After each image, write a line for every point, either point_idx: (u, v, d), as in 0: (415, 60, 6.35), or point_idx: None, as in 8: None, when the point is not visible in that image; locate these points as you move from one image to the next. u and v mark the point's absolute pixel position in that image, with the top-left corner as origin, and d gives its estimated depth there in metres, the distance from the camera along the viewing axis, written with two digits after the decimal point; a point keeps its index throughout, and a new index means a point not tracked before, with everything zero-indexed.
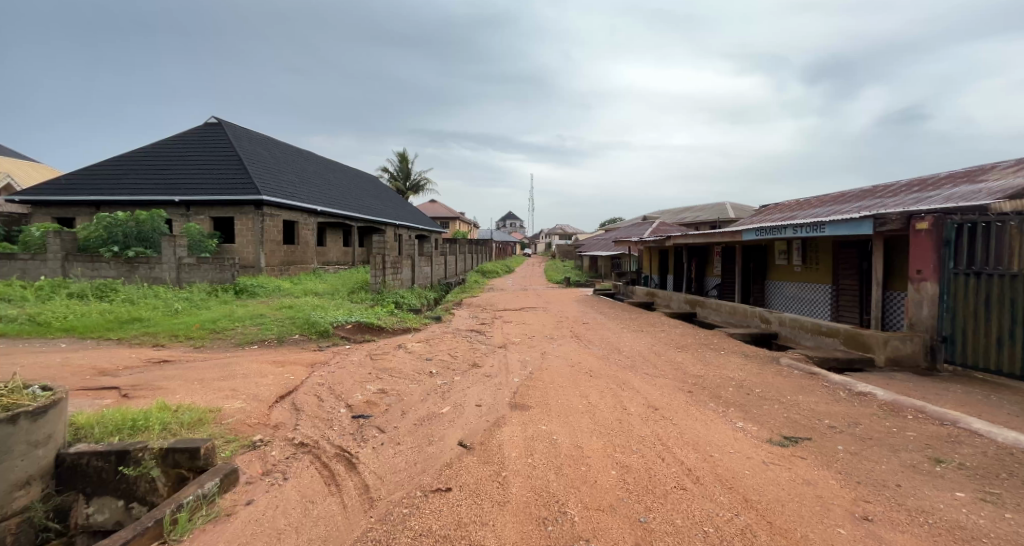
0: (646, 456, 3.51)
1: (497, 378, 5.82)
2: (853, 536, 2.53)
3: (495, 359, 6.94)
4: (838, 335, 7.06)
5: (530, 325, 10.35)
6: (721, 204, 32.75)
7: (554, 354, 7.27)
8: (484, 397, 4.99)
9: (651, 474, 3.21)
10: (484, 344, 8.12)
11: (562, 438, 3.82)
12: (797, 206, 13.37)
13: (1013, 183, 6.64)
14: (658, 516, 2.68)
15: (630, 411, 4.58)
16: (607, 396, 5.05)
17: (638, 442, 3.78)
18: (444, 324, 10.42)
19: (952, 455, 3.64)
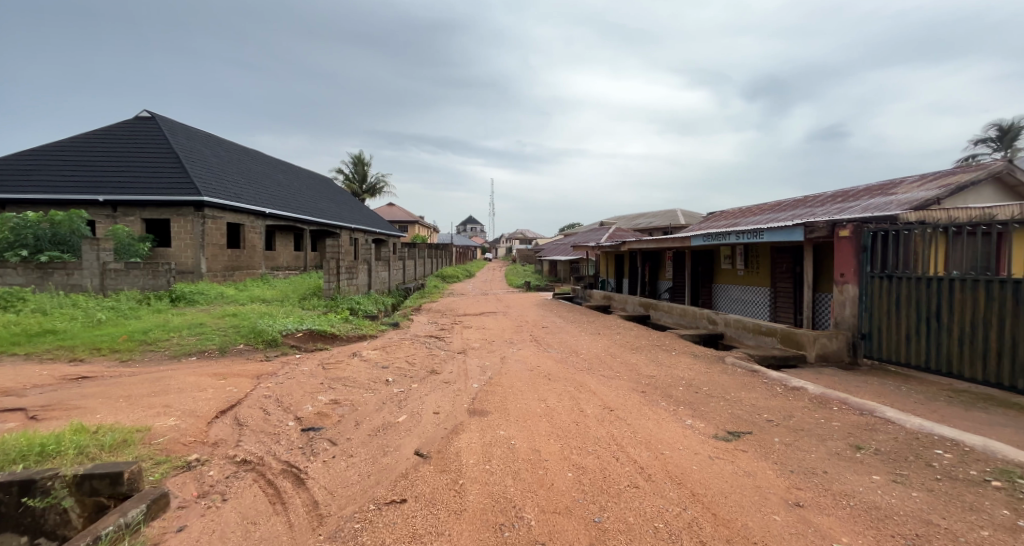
0: (601, 457, 3.59)
1: (456, 384, 5.78)
2: (786, 522, 2.71)
3: (454, 365, 6.88)
4: (776, 334, 7.54)
5: (489, 330, 10.33)
6: (673, 211, 34.15)
7: (514, 358, 7.31)
8: (442, 404, 4.95)
9: (605, 475, 3.30)
10: (443, 350, 8.03)
11: (519, 442, 3.85)
12: (740, 213, 14.21)
13: (920, 195, 7.37)
14: (612, 515, 2.76)
15: (586, 413, 4.69)
16: (565, 399, 5.13)
17: (593, 443, 3.88)
18: (402, 330, 10.21)
19: (871, 441, 3.98)
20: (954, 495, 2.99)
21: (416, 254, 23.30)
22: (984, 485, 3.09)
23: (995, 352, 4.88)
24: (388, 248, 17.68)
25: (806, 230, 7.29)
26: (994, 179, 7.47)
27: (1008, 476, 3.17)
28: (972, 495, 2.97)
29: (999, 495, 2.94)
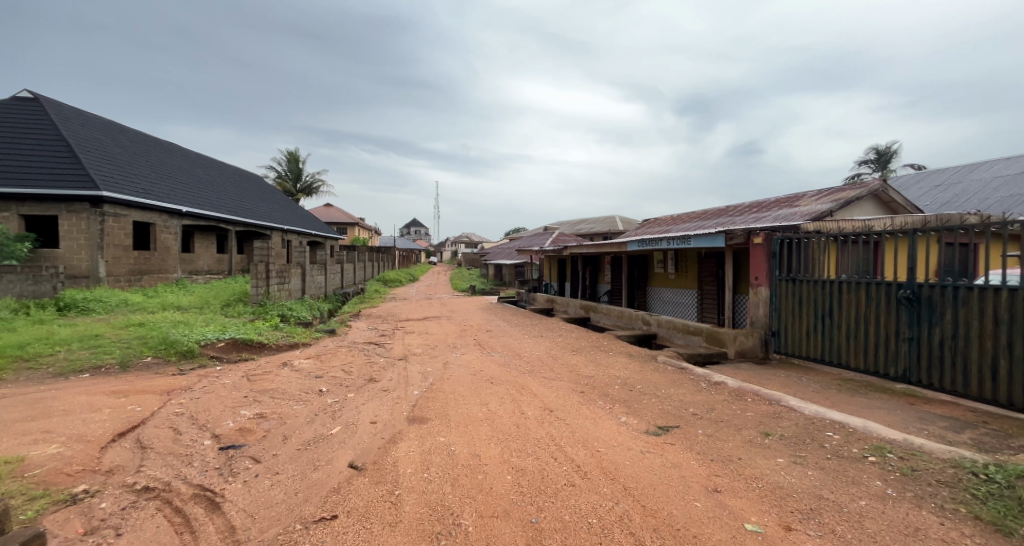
0: (540, 458, 3.64)
1: (395, 392, 5.62)
2: (706, 507, 2.90)
3: (395, 372, 6.68)
4: (701, 333, 8.07)
5: (432, 335, 10.15)
6: (612, 218, 35.49)
7: (456, 363, 7.23)
8: (379, 413, 4.79)
9: (543, 475, 3.34)
10: (383, 357, 7.77)
11: (458, 448, 3.80)
12: (671, 221, 15.06)
13: (819, 207, 8.20)
14: (548, 514, 2.80)
15: (527, 414, 4.74)
16: (506, 402, 5.15)
17: (532, 444, 3.92)
18: (338, 337, 9.75)
19: (777, 428, 4.36)
20: (841, 471, 3.35)
21: (354, 258, 22.40)
22: (863, 461, 3.49)
23: (873, 345, 5.52)
24: (324, 251, 16.89)
25: (726, 237, 7.86)
26: (876, 194, 8.49)
27: (881, 451, 3.61)
28: (856, 470, 3.35)
29: (876, 469, 3.33)
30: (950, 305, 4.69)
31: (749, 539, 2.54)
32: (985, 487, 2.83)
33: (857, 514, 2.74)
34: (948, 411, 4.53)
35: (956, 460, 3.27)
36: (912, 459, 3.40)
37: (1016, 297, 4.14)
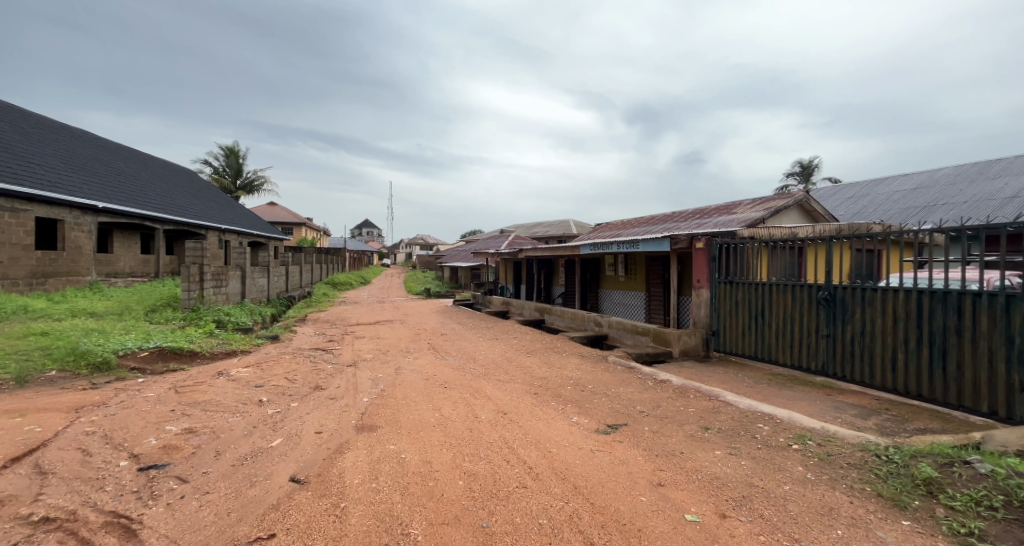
0: (492, 461, 3.67)
1: (343, 400, 5.48)
2: (651, 501, 3.04)
3: (343, 379, 6.49)
4: (649, 333, 8.40)
5: (384, 340, 9.94)
6: (566, 222, 36.18)
7: (409, 368, 7.13)
8: (325, 422, 4.66)
9: (495, 478, 3.37)
10: (330, 364, 7.52)
11: (409, 455, 3.76)
12: (622, 226, 15.59)
13: (753, 214, 8.82)
14: (499, 518, 2.82)
15: (480, 418, 4.76)
16: (460, 406, 5.16)
17: (485, 448, 3.95)
18: (282, 343, 9.33)
19: (715, 422, 4.65)
20: (769, 459, 3.63)
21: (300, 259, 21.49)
22: (788, 448, 3.81)
23: (798, 342, 6.02)
24: (266, 252, 16.07)
25: (671, 241, 8.26)
26: (802, 204, 9.24)
27: (802, 439, 3.95)
28: (781, 458, 3.64)
29: (797, 455, 3.64)
30: (860, 304, 5.19)
31: (689, 529, 2.69)
32: (886, 466, 3.17)
33: (783, 499, 2.98)
34: (860, 399, 5.01)
35: (862, 444, 3.64)
36: (827, 444, 3.76)
37: (912, 297, 4.66)
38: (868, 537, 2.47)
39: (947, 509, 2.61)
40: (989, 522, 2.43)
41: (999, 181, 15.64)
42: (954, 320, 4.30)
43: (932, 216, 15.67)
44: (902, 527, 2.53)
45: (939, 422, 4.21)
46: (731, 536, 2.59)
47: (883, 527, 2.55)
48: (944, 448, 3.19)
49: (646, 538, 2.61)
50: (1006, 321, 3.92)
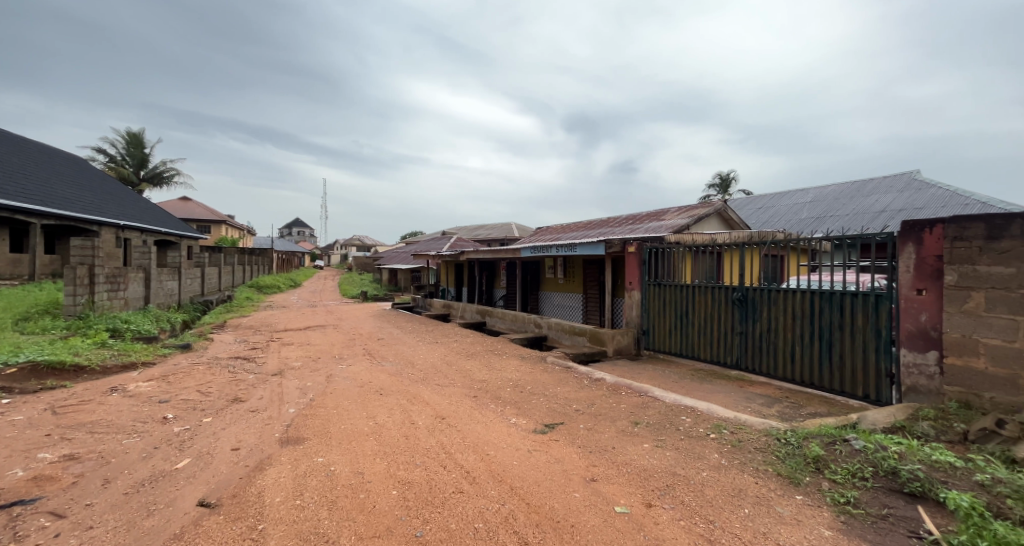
0: (427, 468, 3.65)
1: (266, 412, 5.17)
2: (584, 497, 3.17)
3: (267, 390, 6.13)
4: (585, 333, 8.72)
5: (315, 346, 9.47)
6: (507, 225, 36.48)
7: (342, 375, 6.89)
8: (245, 437, 4.38)
9: (430, 484, 3.36)
10: (252, 374, 7.06)
11: (339, 468, 3.64)
12: (561, 230, 16.05)
13: (679, 221, 9.47)
14: (434, 526, 2.80)
15: (417, 424, 4.73)
16: (396, 413, 5.08)
17: (421, 454, 3.93)
18: (194, 353, 8.58)
19: (644, 416, 4.95)
20: (690, 449, 3.93)
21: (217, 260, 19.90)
22: (706, 437, 4.15)
23: (716, 338, 6.54)
24: (176, 252, 14.71)
25: (606, 246, 8.65)
26: (721, 212, 10.08)
27: (718, 428, 4.32)
28: (700, 447, 3.95)
29: (714, 443, 3.98)
30: (767, 304, 5.75)
31: (618, 521, 2.83)
32: (784, 448, 3.56)
33: (701, 485, 3.24)
34: (767, 389, 5.53)
35: (767, 429, 4.05)
36: (738, 432, 4.14)
37: (807, 297, 5.25)
38: (769, 513, 2.75)
39: (831, 483, 2.98)
40: (862, 491, 2.81)
41: (876, 195, 17.92)
42: (839, 317, 4.90)
43: (824, 225, 17.61)
44: (796, 501, 2.85)
45: (826, 406, 4.77)
46: (656, 524, 2.76)
47: (782, 503, 2.85)
48: (828, 429, 3.64)
49: (579, 533, 2.71)
50: (877, 317, 4.55)
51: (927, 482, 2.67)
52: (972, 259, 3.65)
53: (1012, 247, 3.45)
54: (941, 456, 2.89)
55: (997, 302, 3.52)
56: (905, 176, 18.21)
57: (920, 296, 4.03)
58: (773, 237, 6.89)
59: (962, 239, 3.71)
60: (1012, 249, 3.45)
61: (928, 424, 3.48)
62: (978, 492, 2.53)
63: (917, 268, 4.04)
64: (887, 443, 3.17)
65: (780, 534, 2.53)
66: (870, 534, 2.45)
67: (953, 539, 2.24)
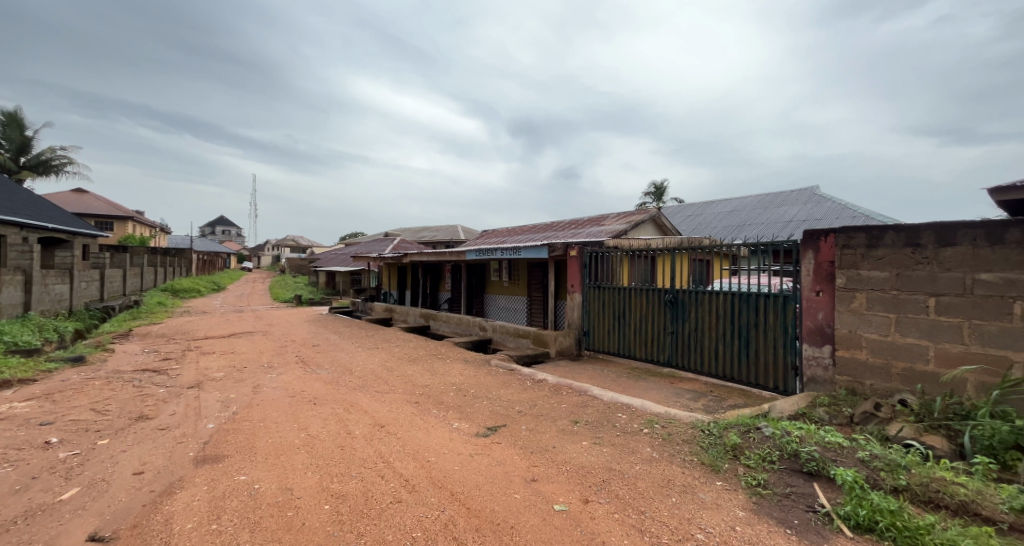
0: (364, 479, 3.56)
1: (178, 430, 4.79)
2: (524, 497, 3.24)
3: (180, 405, 5.67)
4: (529, 335, 8.86)
5: (240, 355, 8.88)
6: (452, 227, 36.15)
7: (272, 385, 6.53)
8: (151, 460, 4.02)
9: (367, 496, 3.28)
10: (163, 388, 6.50)
11: (264, 485, 3.44)
12: (507, 233, 16.21)
13: (618, 227, 9.92)
14: (370, 538, 2.75)
15: (354, 433, 4.60)
16: (331, 423, 4.91)
17: (358, 465, 3.82)
18: (89, 367, 7.75)
19: (583, 415, 5.13)
20: (625, 444, 4.13)
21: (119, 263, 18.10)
22: (639, 432, 4.39)
23: (650, 338, 6.90)
24: (66, 252, 13.26)
25: (549, 249, 8.85)
26: (656, 219, 10.66)
27: (650, 423, 4.58)
28: (634, 441, 4.17)
29: (646, 438, 4.21)
30: (694, 305, 6.16)
31: (556, 518, 2.92)
32: (707, 438, 3.85)
33: (634, 478, 3.42)
34: (694, 385, 5.92)
35: (693, 422, 4.36)
36: (669, 426, 4.42)
37: (728, 298, 5.70)
38: (693, 500, 2.97)
39: (745, 468, 3.27)
40: (769, 473, 3.11)
41: (787, 206, 19.72)
42: (754, 316, 5.37)
43: (743, 233, 19.09)
44: (716, 487, 3.10)
45: (743, 398, 5.21)
46: (592, 519, 2.88)
47: (704, 490, 3.08)
48: (744, 419, 3.98)
49: (518, 533, 2.78)
50: (785, 316, 5.05)
51: (821, 461, 3.01)
52: (857, 264, 4.16)
53: (885, 254, 3.98)
54: (832, 438, 3.26)
55: (876, 302, 4.04)
56: (811, 189, 20.20)
57: (817, 296, 4.51)
58: (701, 243, 7.40)
59: (849, 247, 4.21)
60: (886, 256, 3.98)
61: (824, 410, 3.92)
62: (860, 467, 2.88)
63: (815, 271, 4.52)
64: (791, 429, 3.53)
65: (702, 519, 2.73)
66: (776, 512, 2.72)
67: (840, 510, 2.56)
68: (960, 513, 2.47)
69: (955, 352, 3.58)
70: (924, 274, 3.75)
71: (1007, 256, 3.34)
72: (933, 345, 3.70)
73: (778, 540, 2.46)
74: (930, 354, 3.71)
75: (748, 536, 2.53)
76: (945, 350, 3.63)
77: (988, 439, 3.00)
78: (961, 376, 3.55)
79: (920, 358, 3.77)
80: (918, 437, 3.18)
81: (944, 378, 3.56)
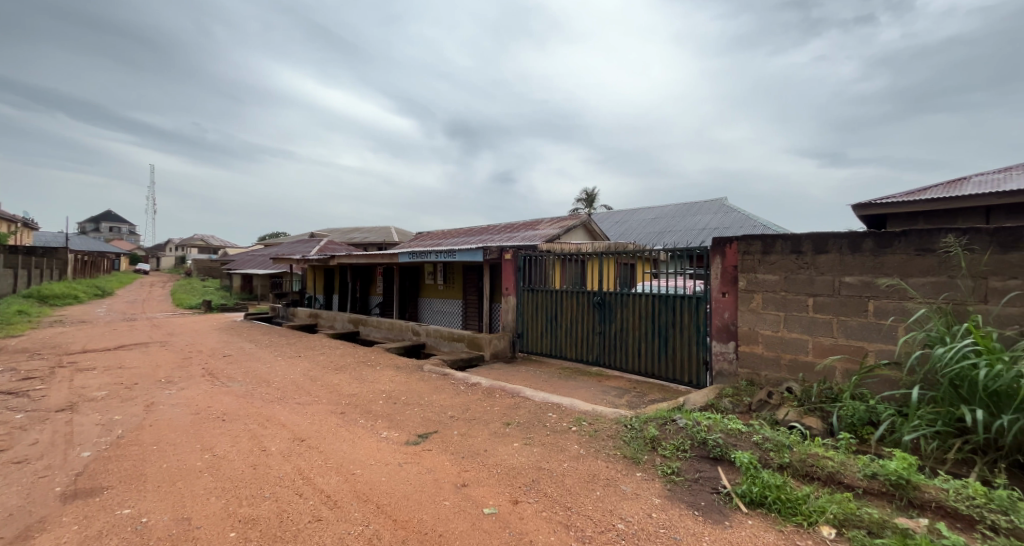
0: (278, 499, 3.35)
1: (43, 462, 4.19)
2: (454, 504, 3.23)
3: (45, 433, 4.96)
4: (463, 339, 8.83)
5: (129, 371, 7.96)
6: (385, 228, 35.04)
7: (168, 403, 5.94)
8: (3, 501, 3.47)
9: (281, 517, 3.08)
10: (24, 414, 5.66)
11: (156, 517, 3.11)
12: (441, 236, 16.07)
13: (551, 231, 10.22)
14: None
15: (270, 450, 4.32)
16: (242, 441, 4.56)
17: (273, 485, 3.58)
18: None
19: (514, 417, 5.20)
20: (554, 443, 4.25)
21: None
22: (567, 431, 4.54)
23: (579, 338, 7.16)
24: None
25: (483, 252, 8.88)
26: (586, 225, 11.11)
27: (578, 421, 4.75)
28: (562, 440, 4.31)
29: (574, 435, 4.37)
30: (620, 306, 6.49)
31: (485, 522, 2.94)
32: (629, 432, 4.08)
33: (561, 475, 3.53)
34: (619, 382, 6.23)
35: (617, 418, 4.58)
36: (595, 423, 4.61)
37: (649, 300, 6.08)
38: (615, 492, 3.13)
39: (662, 458, 3.50)
40: (681, 460, 3.36)
41: (701, 215, 21.37)
42: (672, 316, 5.76)
43: (664, 239, 20.38)
44: (635, 478, 3.28)
45: (662, 393, 5.56)
46: (521, 519, 2.93)
47: (626, 482, 3.25)
48: (662, 413, 4.25)
49: (445, 541, 2.76)
50: (697, 315, 5.47)
51: (723, 446, 3.30)
52: (754, 268, 4.62)
53: (776, 260, 4.46)
54: (733, 424, 3.58)
55: (769, 302, 4.50)
56: (721, 200, 22.09)
57: (724, 298, 4.93)
58: (626, 248, 7.82)
59: (749, 254, 4.66)
60: (777, 261, 4.46)
61: (728, 400, 4.30)
62: (754, 449, 3.19)
63: (722, 275, 4.93)
64: (700, 419, 3.82)
65: (623, 510, 2.89)
66: (687, 496, 2.94)
67: (739, 490, 2.82)
68: (828, 482, 2.83)
69: (827, 344, 4.10)
70: (805, 277, 4.25)
71: (865, 262, 3.89)
72: (811, 339, 4.20)
73: (687, 522, 2.66)
74: (810, 347, 4.20)
75: (662, 521, 2.71)
76: (820, 343, 4.14)
77: (852, 418, 3.47)
78: (831, 364, 4.07)
79: (801, 350, 4.26)
80: (800, 419, 3.59)
81: (818, 366, 4.06)
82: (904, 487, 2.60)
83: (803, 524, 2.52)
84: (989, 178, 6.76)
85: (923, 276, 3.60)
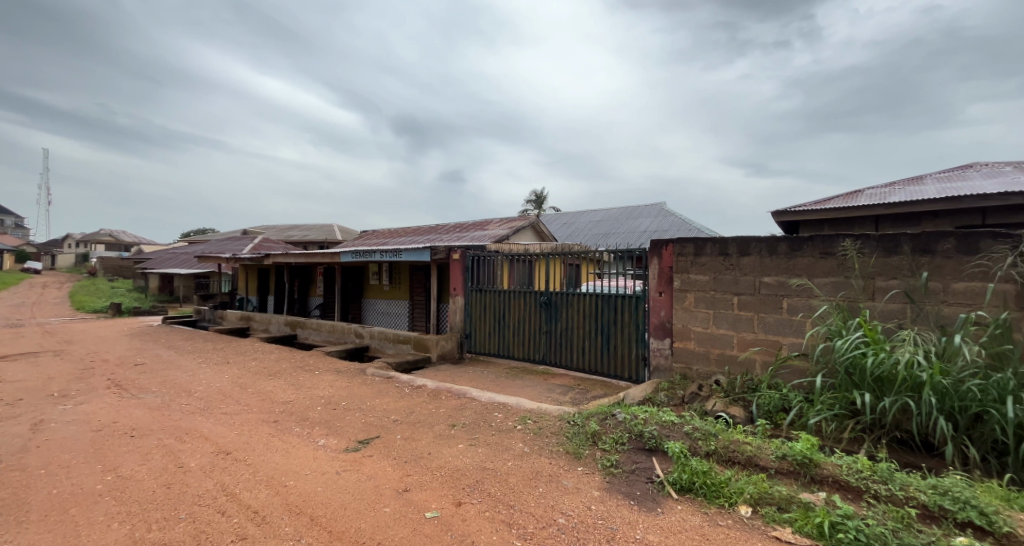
0: (197, 519, 3.11)
1: None
2: (394, 510, 3.16)
3: None
4: (409, 341, 8.65)
5: (14, 386, 7.04)
6: (326, 227, 33.60)
7: (63, 421, 5.32)
8: None
9: (201, 539, 2.87)
10: None
11: None
12: (387, 235, 15.67)
13: (499, 232, 10.25)
14: None
15: (190, 467, 4.00)
16: (158, 458, 4.19)
17: (191, 504, 3.33)
18: None
19: (460, 418, 5.16)
20: (498, 443, 4.26)
21: None
22: (512, 430, 4.56)
23: (526, 338, 7.24)
24: None
25: (430, 252, 8.74)
26: (535, 226, 11.25)
27: (524, 419, 4.80)
28: (507, 439, 4.33)
29: (519, 434, 4.41)
30: (565, 305, 6.63)
31: (427, 526, 2.90)
32: (572, 428, 4.17)
33: (505, 475, 3.55)
34: (564, 380, 6.37)
35: (561, 415, 4.68)
36: (540, 420, 4.68)
37: (592, 299, 6.26)
38: (556, 488, 3.19)
39: (602, 451, 3.61)
40: (620, 453, 3.48)
41: (642, 218, 22.31)
42: (613, 315, 5.96)
43: (607, 241, 21.07)
44: (577, 472, 3.37)
45: (603, 389, 5.74)
46: (463, 521, 2.93)
47: (567, 477, 3.32)
48: (603, 408, 4.39)
49: None
50: (636, 314, 5.69)
51: (658, 437, 3.46)
52: (687, 269, 4.88)
53: (706, 261, 4.73)
54: (666, 416, 3.77)
55: (700, 300, 4.77)
56: (660, 204, 23.20)
57: (660, 297, 5.17)
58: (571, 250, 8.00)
59: (682, 255, 4.92)
60: (707, 262, 4.73)
61: (664, 394, 4.51)
62: (684, 438, 3.38)
63: (659, 275, 5.17)
64: (638, 412, 3.98)
65: (564, 504, 2.95)
66: (624, 487, 3.05)
67: (671, 478, 2.97)
68: (746, 465, 3.04)
69: (749, 338, 4.41)
70: (730, 277, 4.55)
71: (780, 263, 4.23)
72: (736, 334, 4.50)
73: (623, 512, 2.77)
74: (734, 342, 4.50)
75: (601, 512, 2.79)
76: (743, 338, 4.45)
77: (768, 406, 3.77)
78: (752, 357, 4.39)
79: (728, 345, 4.55)
80: (725, 409, 3.84)
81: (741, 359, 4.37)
82: (809, 466, 2.84)
83: (724, 505, 2.69)
84: (880, 191, 7.56)
85: (826, 276, 3.97)
